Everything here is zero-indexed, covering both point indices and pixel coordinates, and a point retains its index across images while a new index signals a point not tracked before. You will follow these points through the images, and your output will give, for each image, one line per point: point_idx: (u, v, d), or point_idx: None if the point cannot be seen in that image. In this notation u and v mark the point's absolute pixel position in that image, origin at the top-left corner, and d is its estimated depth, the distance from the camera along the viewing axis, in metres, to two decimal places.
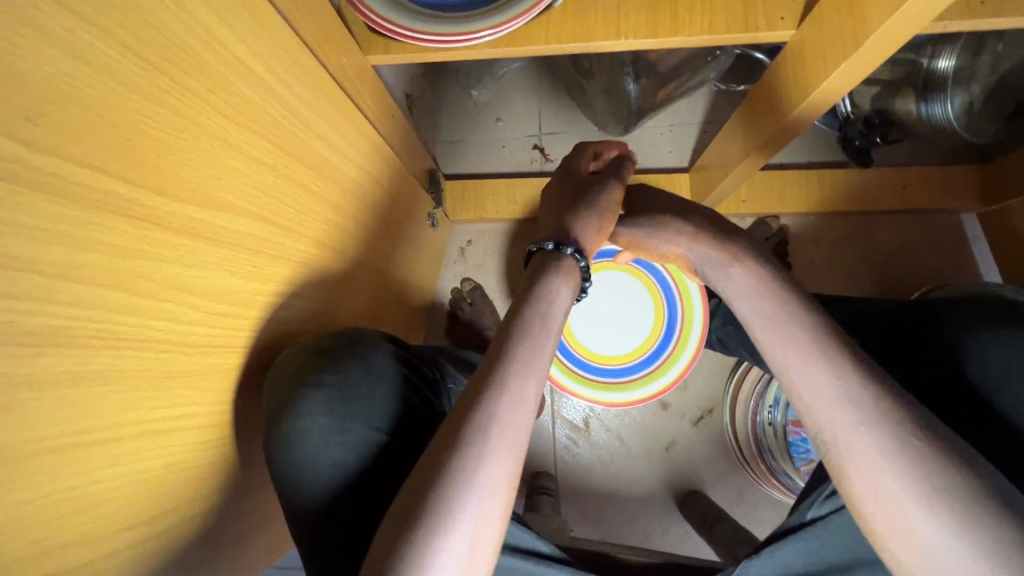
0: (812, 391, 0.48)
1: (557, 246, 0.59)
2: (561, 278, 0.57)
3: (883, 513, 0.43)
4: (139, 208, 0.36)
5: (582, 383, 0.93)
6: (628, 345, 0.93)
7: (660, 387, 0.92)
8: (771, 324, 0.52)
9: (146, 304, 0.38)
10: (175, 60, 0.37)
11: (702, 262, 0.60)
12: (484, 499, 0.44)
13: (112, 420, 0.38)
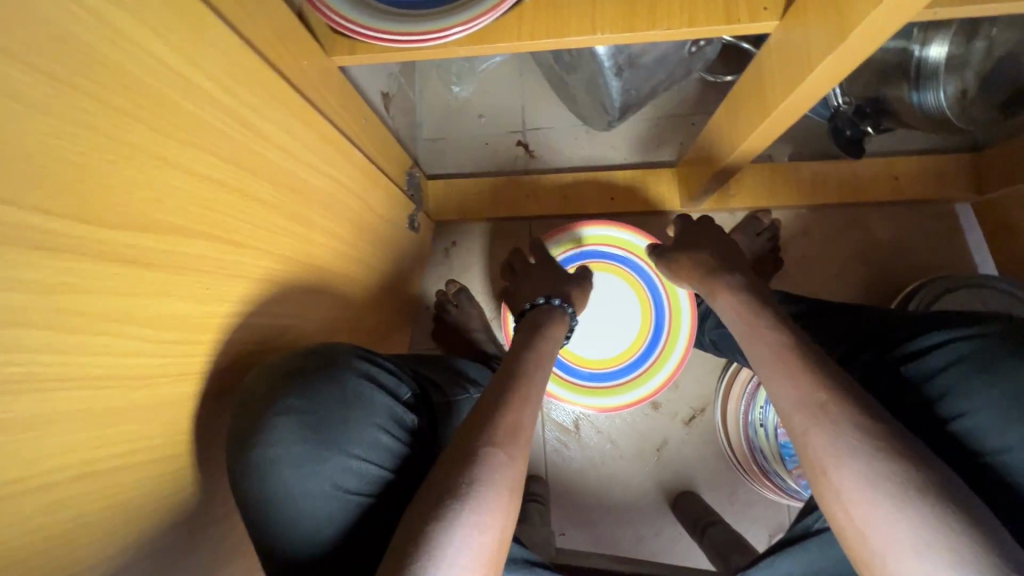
0: (783, 392, 0.51)
1: (560, 302, 0.79)
2: (556, 326, 0.75)
3: (856, 508, 0.43)
4: (59, 239, 0.33)
5: (572, 391, 0.90)
6: (620, 347, 0.90)
7: (651, 390, 0.89)
8: (749, 334, 0.60)
9: (77, 340, 0.35)
10: (95, 77, 0.34)
11: (697, 288, 0.74)
12: (500, 507, 0.48)
13: (45, 466, 0.35)
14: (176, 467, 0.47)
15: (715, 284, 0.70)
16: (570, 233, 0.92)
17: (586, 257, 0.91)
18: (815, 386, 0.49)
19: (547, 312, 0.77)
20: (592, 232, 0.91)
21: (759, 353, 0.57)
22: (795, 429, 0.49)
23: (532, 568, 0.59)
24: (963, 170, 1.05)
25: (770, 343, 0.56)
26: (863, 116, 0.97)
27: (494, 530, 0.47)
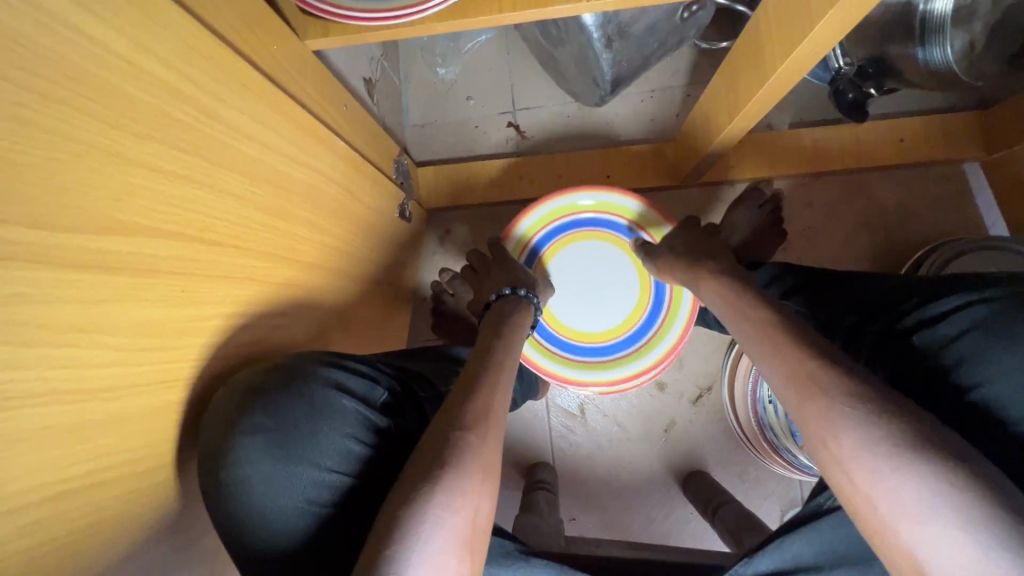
0: (779, 365, 0.51)
1: (514, 290, 0.76)
2: (523, 311, 0.74)
3: (859, 471, 0.42)
4: (13, 246, 0.31)
5: (566, 366, 0.86)
6: (610, 323, 0.86)
7: (649, 361, 0.85)
8: (729, 310, 0.61)
9: (37, 354, 0.33)
10: (32, 67, 0.31)
11: (681, 280, 0.72)
12: (474, 489, 0.46)
13: (16, 488, 0.33)
14: (156, 481, 0.45)
15: (697, 285, 0.69)
16: (517, 240, 0.88)
17: (573, 226, 0.88)
18: (797, 366, 0.49)
19: (516, 304, 0.75)
20: (531, 222, 0.88)
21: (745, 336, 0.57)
22: (786, 402, 0.49)
23: (527, 559, 0.57)
24: (970, 129, 1.01)
25: (754, 327, 0.57)
26: (865, 76, 0.92)
27: (471, 510, 0.45)
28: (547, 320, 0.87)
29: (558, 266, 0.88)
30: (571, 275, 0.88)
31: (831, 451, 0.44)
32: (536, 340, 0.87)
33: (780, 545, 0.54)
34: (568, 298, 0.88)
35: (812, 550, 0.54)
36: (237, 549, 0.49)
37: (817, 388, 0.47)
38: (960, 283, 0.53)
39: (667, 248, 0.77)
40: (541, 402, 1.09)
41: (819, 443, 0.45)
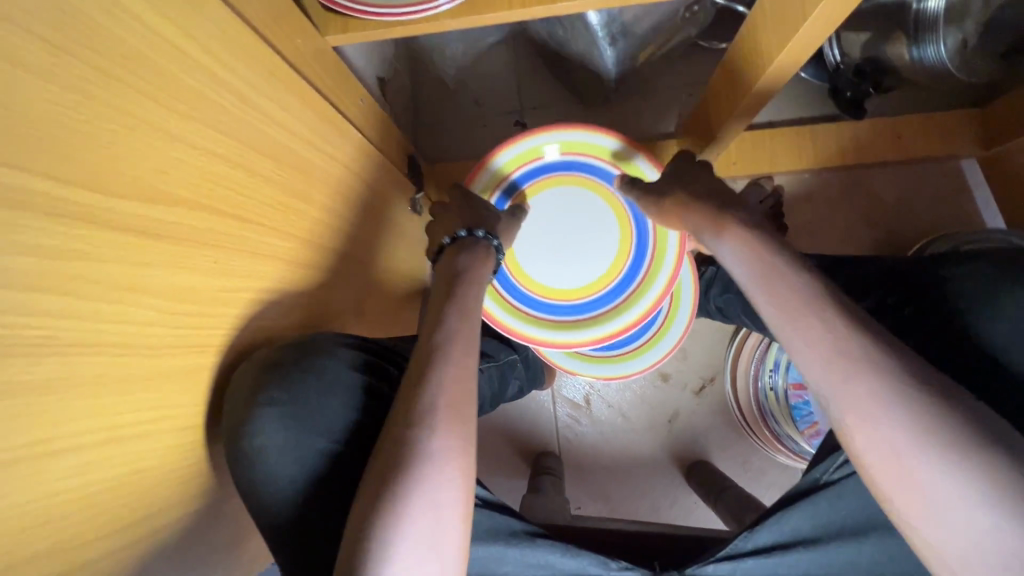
0: (818, 350, 0.44)
1: (469, 232, 0.65)
2: (478, 258, 0.63)
3: (911, 470, 0.41)
4: (75, 206, 0.34)
5: (533, 325, 0.74)
6: (587, 278, 0.74)
7: (630, 321, 0.73)
8: (747, 270, 0.50)
9: (93, 307, 0.36)
10: (95, 46, 0.35)
11: (693, 227, 0.57)
12: (438, 482, 0.45)
13: (69, 430, 0.36)
14: (188, 441, 0.48)
15: (700, 232, 0.56)
16: (491, 177, 0.74)
17: (554, 168, 0.74)
18: (835, 346, 0.44)
19: (471, 248, 0.64)
20: (507, 157, 0.73)
21: (760, 280, 0.49)
22: (828, 391, 0.44)
23: (533, 541, 0.59)
24: (968, 126, 1.03)
25: (781, 278, 0.48)
26: (863, 75, 0.95)
27: (447, 507, 0.45)
28: (511, 272, 0.74)
29: (531, 214, 0.74)
30: (544, 223, 0.75)
31: (858, 445, 0.43)
32: (501, 300, 0.74)
33: (778, 519, 0.57)
34: (539, 249, 0.75)
35: (808, 523, 0.56)
36: (258, 510, 0.53)
37: (865, 375, 0.42)
38: (962, 254, 0.59)
39: (654, 187, 0.63)
40: (547, 392, 1.10)
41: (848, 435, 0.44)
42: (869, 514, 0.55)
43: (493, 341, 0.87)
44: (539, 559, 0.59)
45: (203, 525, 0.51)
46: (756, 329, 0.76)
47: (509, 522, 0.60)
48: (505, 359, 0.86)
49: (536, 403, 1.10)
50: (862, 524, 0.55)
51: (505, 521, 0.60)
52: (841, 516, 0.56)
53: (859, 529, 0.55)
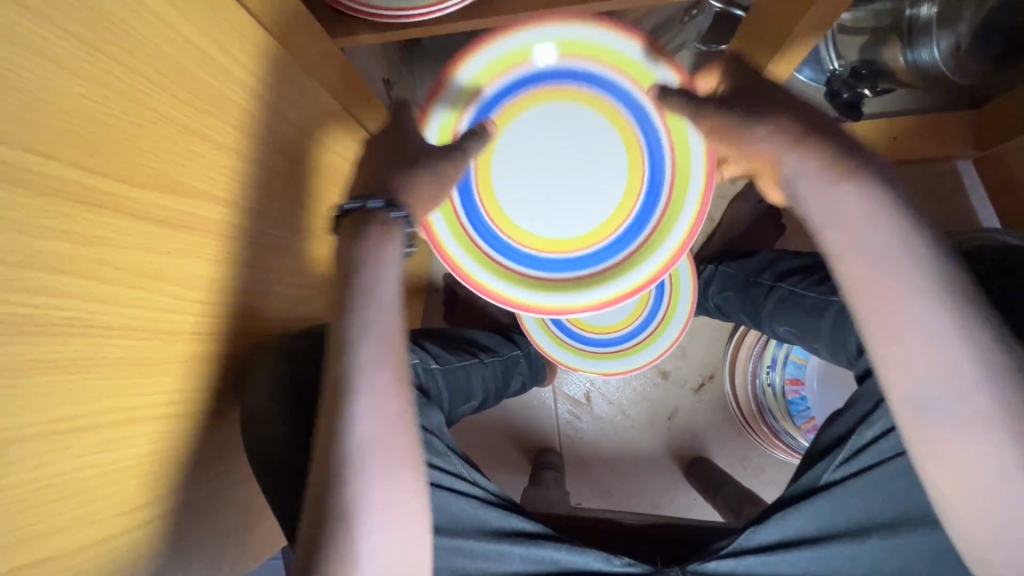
0: (937, 354, 0.39)
1: (364, 203, 0.47)
2: (378, 242, 0.46)
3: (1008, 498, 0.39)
4: (101, 194, 0.36)
5: (518, 284, 0.56)
6: (587, 219, 0.56)
7: (648, 275, 0.54)
8: (863, 246, 0.41)
9: (116, 291, 0.38)
10: (119, 43, 0.37)
11: (789, 166, 0.41)
12: (379, 499, 0.43)
13: (92, 409, 0.38)
14: (202, 426, 0.49)
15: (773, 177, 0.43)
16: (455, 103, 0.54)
17: (540, 82, 0.54)
18: (926, 339, 0.39)
19: (365, 224, 0.46)
20: (471, 69, 0.54)
21: (847, 249, 0.41)
22: (947, 401, 0.39)
23: (538, 542, 0.59)
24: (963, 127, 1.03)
25: (864, 254, 0.41)
26: (859, 78, 0.90)
27: (395, 520, 0.43)
28: (486, 214, 0.56)
29: (510, 143, 0.56)
30: (530, 152, 0.57)
31: (950, 457, 0.40)
32: (476, 251, 0.56)
33: (780, 519, 0.56)
34: (524, 186, 0.57)
35: (810, 523, 0.56)
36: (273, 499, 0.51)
37: (993, 388, 0.39)
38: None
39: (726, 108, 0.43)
40: (548, 389, 1.12)
41: (924, 435, 0.41)
42: (874, 513, 0.55)
43: (495, 336, 0.88)
44: (544, 556, 0.59)
45: (219, 510, 0.53)
46: (756, 325, 0.77)
47: (514, 521, 0.61)
48: (509, 354, 0.88)
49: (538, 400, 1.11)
50: (865, 523, 0.55)
51: (511, 520, 0.61)
52: (844, 515, 0.55)
53: (861, 528, 0.55)
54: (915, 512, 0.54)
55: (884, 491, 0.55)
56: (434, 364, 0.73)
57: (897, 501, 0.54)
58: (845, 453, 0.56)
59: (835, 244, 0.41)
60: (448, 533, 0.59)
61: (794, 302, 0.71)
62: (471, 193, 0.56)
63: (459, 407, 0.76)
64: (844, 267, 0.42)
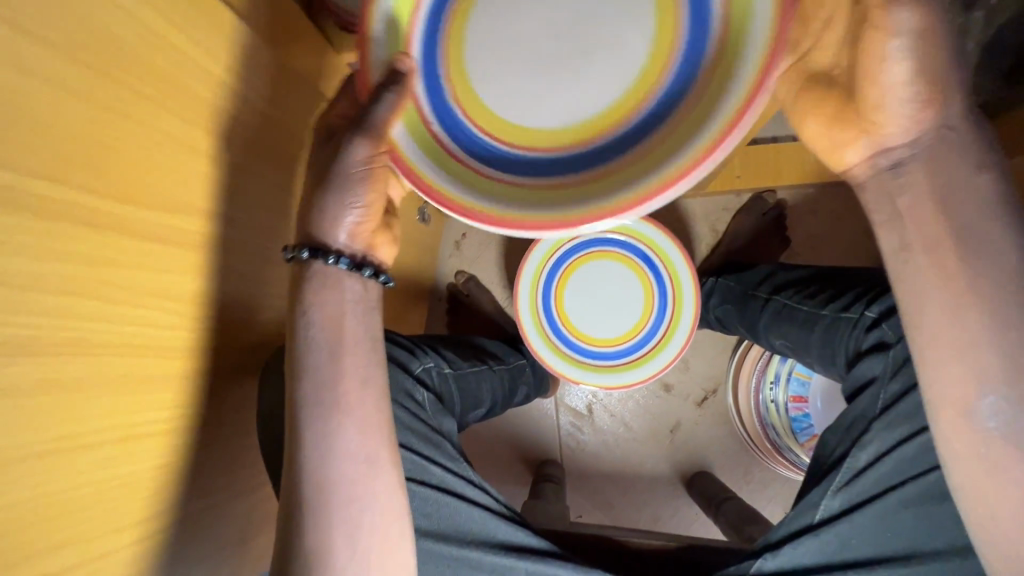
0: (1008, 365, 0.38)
1: (302, 251, 0.45)
2: (320, 287, 0.46)
3: None
4: (105, 216, 0.37)
5: (496, 197, 0.36)
6: (595, 112, 0.37)
7: (715, 139, 0.31)
8: (960, 246, 0.38)
9: (118, 311, 0.38)
10: (125, 66, 0.37)
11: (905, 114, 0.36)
12: (352, 497, 0.46)
13: (96, 427, 0.38)
14: (204, 441, 0.49)
15: (877, 141, 0.38)
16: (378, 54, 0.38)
17: None
18: (1000, 347, 0.38)
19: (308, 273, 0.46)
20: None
21: (921, 246, 0.39)
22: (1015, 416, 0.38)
23: (544, 560, 0.59)
24: None
25: (952, 257, 0.38)
26: None
27: (368, 511, 0.46)
28: (460, 113, 0.39)
29: (489, 13, 0.39)
30: (516, 19, 0.39)
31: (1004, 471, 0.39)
32: (453, 163, 0.38)
33: (781, 552, 0.55)
34: (509, 69, 0.39)
35: (816, 553, 0.54)
36: None
37: None
38: None
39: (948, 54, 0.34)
40: (550, 400, 1.11)
41: (976, 444, 0.39)
42: (883, 546, 0.52)
43: (500, 346, 0.89)
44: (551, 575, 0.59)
45: (226, 523, 0.53)
46: (755, 340, 0.77)
47: (522, 536, 0.61)
48: (515, 363, 0.89)
49: (540, 410, 1.11)
50: (872, 556, 0.53)
51: (519, 535, 0.61)
52: (849, 546, 0.53)
53: (868, 560, 0.53)
54: (927, 545, 0.51)
55: (890, 524, 0.52)
56: (448, 369, 0.73)
57: (904, 534, 0.52)
58: (840, 479, 0.54)
59: (913, 232, 0.39)
60: (456, 543, 0.59)
61: (787, 315, 0.70)
62: (437, 83, 0.40)
63: (469, 413, 0.76)
64: (906, 259, 0.39)
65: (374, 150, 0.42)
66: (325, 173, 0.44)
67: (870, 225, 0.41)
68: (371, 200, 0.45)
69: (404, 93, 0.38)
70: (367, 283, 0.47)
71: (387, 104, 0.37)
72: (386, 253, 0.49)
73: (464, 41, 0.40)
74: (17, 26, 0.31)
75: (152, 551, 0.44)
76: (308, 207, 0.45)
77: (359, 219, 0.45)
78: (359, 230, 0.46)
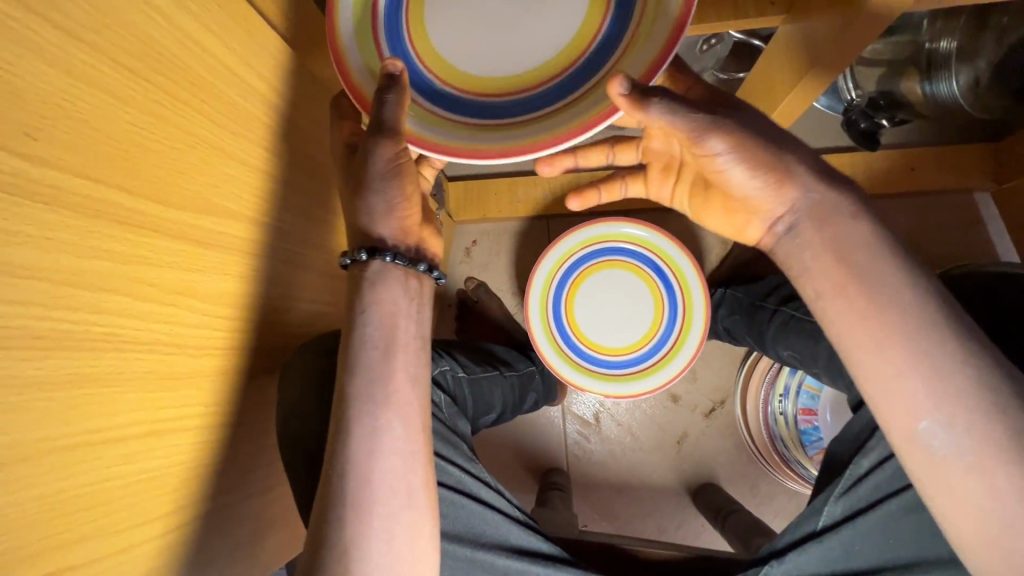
0: (930, 390, 0.39)
1: (369, 254, 0.49)
2: (381, 288, 0.49)
3: (1000, 543, 0.38)
4: (139, 215, 0.38)
5: (456, 134, 0.45)
6: (534, 62, 0.46)
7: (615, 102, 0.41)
8: (867, 281, 0.42)
9: (147, 307, 0.39)
10: (158, 70, 0.39)
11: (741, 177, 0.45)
12: (394, 495, 0.46)
13: (123, 421, 0.38)
14: (226, 440, 0.50)
15: (766, 217, 0.47)
16: (354, 66, 0.47)
17: None
18: (922, 372, 0.39)
19: (367, 278, 0.49)
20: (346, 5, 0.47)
21: (831, 290, 0.43)
22: (943, 437, 0.39)
23: (557, 565, 0.60)
24: (981, 161, 0.96)
25: (861, 293, 0.42)
26: (877, 108, 0.89)
27: (405, 509, 0.47)
28: (422, 67, 0.48)
29: None
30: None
31: (948, 493, 0.39)
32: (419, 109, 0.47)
33: (787, 560, 0.54)
34: (463, 33, 0.48)
35: (821, 563, 0.54)
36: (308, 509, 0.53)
37: (991, 442, 0.38)
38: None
39: (761, 142, 0.44)
40: (558, 408, 1.12)
41: (930, 469, 0.39)
42: (886, 555, 0.52)
43: (511, 353, 0.89)
44: None
45: (247, 523, 0.54)
46: (764, 351, 0.77)
47: (534, 541, 0.61)
48: (525, 370, 0.89)
49: (547, 419, 1.11)
50: (874, 564, 0.53)
51: (531, 539, 0.61)
52: (854, 555, 0.53)
53: (873, 568, 0.53)
54: (930, 552, 0.51)
55: (891, 531, 0.52)
56: (462, 373, 0.73)
57: (907, 541, 0.52)
58: (843, 484, 0.54)
59: (821, 280, 0.44)
60: (471, 544, 0.59)
61: (796, 327, 0.71)
62: (401, 43, 0.48)
63: (481, 418, 0.77)
64: (823, 305, 0.44)
65: (399, 150, 0.46)
66: (361, 182, 0.48)
67: (789, 279, 0.47)
68: (409, 192, 0.50)
69: (402, 88, 0.44)
70: (423, 279, 0.52)
71: (392, 106, 0.43)
72: (434, 244, 0.54)
73: (422, 12, 0.49)
74: (58, 30, 0.32)
75: (177, 548, 0.45)
76: (359, 222, 0.50)
77: (406, 213, 0.50)
78: (408, 225, 0.51)
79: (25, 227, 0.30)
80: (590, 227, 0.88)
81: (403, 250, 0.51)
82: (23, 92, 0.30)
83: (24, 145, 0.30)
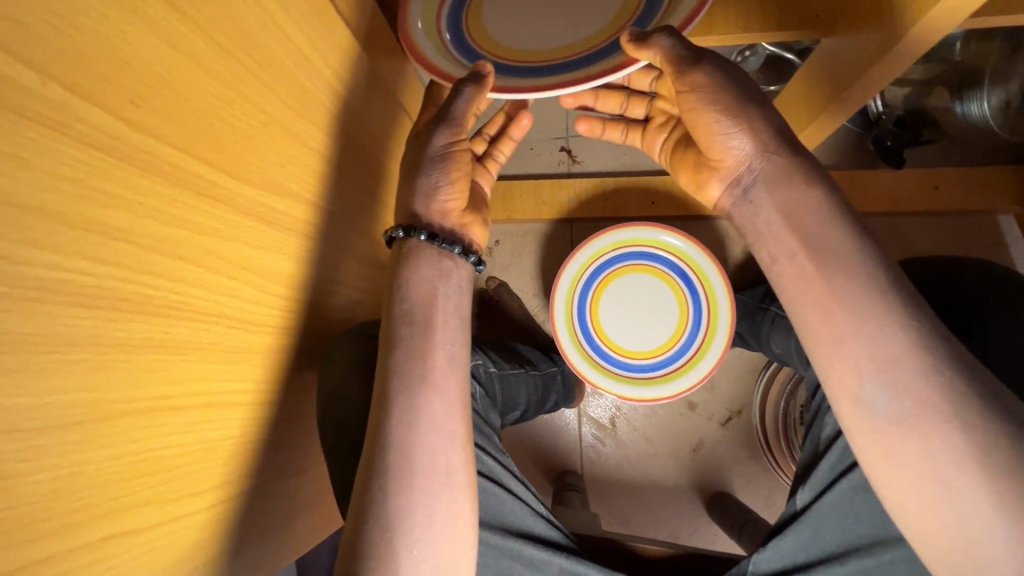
0: (872, 351, 0.41)
1: (407, 233, 0.52)
2: (421, 263, 0.52)
3: (938, 503, 0.39)
4: (214, 188, 0.38)
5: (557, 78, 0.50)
6: (587, 31, 0.53)
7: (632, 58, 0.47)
8: (814, 251, 0.45)
9: (215, 279, 0.40)
10: (242, 49, 0.40)
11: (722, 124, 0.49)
12: (433, 469, 0.47)
13: (187, 388, 0.39)
14: (271, 417, 0.50)
15: (727, 174, 0.51)
16: (427, 52, 0.54)
17: None
18: (862, 337, 0.42)
19: (411, 252, 0.52)
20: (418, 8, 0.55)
21: (784, 255, 0.46)
22: (883, 394, 0.41)
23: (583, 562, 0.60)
24: (1007, 183, 0.96)
25: (809, 257, 0.45)
26: (903, 126, 0.91)
27: (443, 483, 0.47)
28: (487, 52, 0.55)
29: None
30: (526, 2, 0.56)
31: (893, 456, 0.40)
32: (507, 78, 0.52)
33: (770, 545, 0.54)
34: (518, 26, 0.55)
35: (797, 547, 0.53)
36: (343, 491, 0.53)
37: (928, 401, 0.39)
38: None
39: (739, 95, 0.48)
40: (573, 410, 1.12)
41: (873, 433, 0.41)
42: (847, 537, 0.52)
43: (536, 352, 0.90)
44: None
45: (283, 505, 0.54)
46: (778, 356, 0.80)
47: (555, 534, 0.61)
48: (547, 370, 0.89)
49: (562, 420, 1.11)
50: (843, 548, 0.52)
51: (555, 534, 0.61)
52: (820, 538, 0.53)
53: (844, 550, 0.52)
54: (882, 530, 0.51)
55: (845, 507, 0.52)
56: (493, 369, 0.74)
57: (863, 519, 0.52)
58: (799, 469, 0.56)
59: (775, 246, 0.47)
60: (500, 531, 0.59)
61: (782, 323, 0.78)
62: (463, 35, 0.56)
63: (507, 414, 0.77)
64: (778, 270, 0.47)
65: (457, 138, 0.54)
66: (417, 163, 0.54)
67: (749, 245, 0.50)
68: (455, 179, 0.54)
69: (480, 87, 0.50)
70: (460, 262, 0.54)
71: (465, 97, 0.50)
72: (477, 233, 0.57)
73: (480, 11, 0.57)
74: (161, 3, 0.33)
75: (221, 520, 0.45)
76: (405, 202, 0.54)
77: (449, 199, 0.54)
78: (451, 210, 0.54)
79: (121, 190, 0.31)
80: (623, 230, 0.88)
81: (439, 231, 0.53)
82: (128, 59, 0.31)
83: (127, 111, 0.31)
